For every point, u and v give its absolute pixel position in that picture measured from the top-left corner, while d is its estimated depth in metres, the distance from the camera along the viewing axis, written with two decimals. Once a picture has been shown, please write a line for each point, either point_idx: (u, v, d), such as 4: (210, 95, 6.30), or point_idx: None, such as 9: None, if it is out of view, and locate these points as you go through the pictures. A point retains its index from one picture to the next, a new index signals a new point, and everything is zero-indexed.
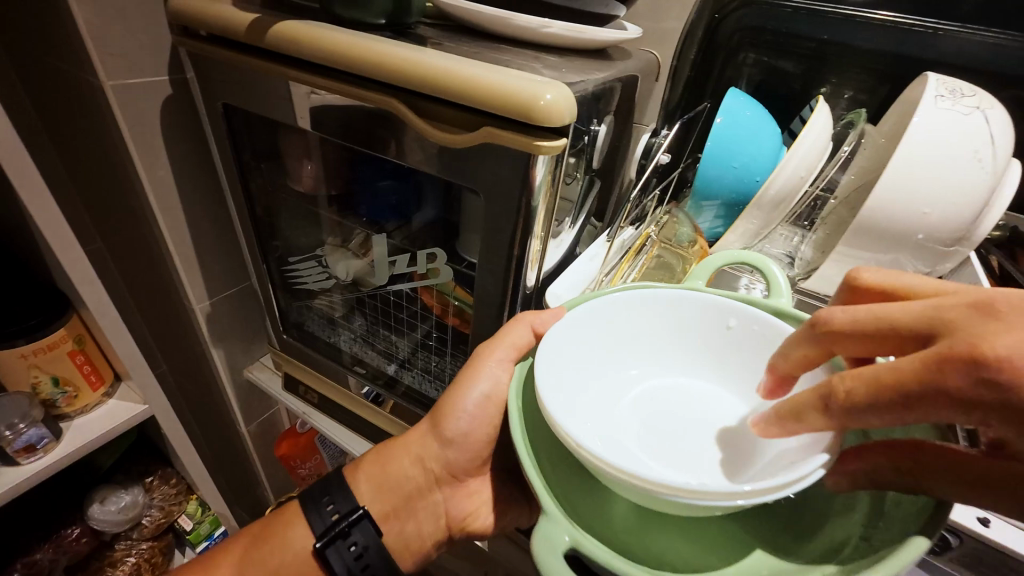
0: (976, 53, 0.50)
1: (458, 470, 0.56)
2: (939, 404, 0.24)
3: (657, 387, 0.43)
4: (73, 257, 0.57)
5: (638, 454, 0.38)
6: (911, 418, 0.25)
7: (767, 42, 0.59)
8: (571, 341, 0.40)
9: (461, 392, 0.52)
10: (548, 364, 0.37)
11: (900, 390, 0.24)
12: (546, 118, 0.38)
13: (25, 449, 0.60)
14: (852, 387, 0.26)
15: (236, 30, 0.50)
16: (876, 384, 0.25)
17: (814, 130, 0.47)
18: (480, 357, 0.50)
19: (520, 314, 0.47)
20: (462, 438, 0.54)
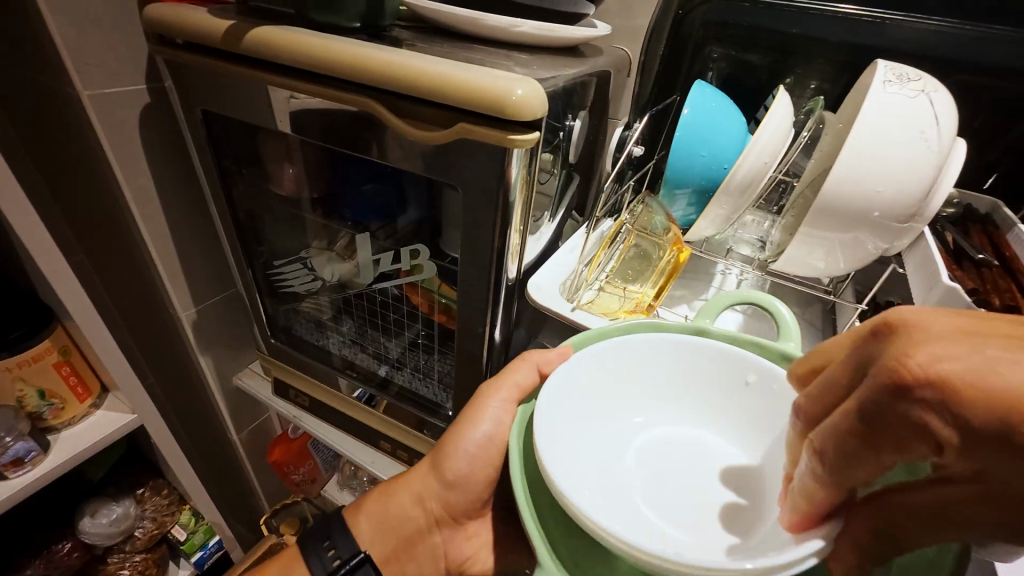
0: (923, 40, 0.53)
1: (459, 512, 0.57)
2: (896, 433, 0.24)
3: (664, 436, 0.44)
4: (55, 268, 0.57)
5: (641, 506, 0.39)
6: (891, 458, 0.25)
7: (731, 35, 0.62)
8: (574, 388, 0.42)
9: (463, 432, 0.52)
10: (550, 410, 0.39)
11: (860, 436, 0.26)
12: (517, 113, 0.40)
13: (13, 462, 0.59)
14: (821, 449, 0.28)
15: (212, 36, 0.51)
16: (840, 441, 0.27)
17: (775, 118, 0.49)
18: (483, 397, 0.51)
19: (526, 353, 0.50)
20: (464, 481, 0.55)
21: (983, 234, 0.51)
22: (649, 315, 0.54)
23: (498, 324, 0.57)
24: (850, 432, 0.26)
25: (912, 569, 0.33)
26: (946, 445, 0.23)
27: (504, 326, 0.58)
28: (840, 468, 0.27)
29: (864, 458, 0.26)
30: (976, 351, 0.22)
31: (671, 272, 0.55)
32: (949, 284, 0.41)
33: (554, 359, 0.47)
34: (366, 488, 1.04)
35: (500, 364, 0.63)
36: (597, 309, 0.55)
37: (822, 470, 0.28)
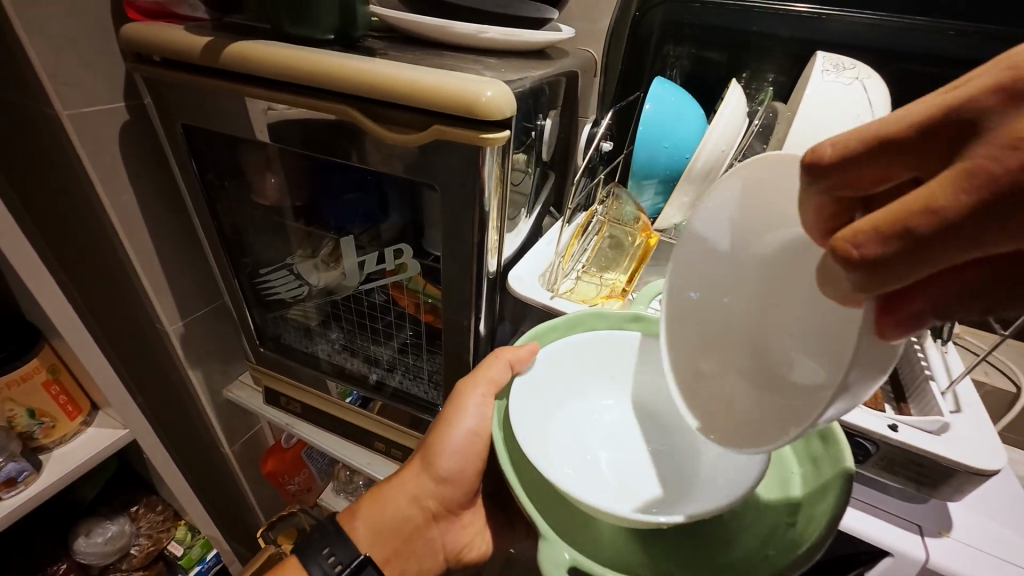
0: (858, 33, 0.57)
1: (453, 505, 0.60)
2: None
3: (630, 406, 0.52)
4: (43, 287, 0.57)
5: (607, 474, 0.49)
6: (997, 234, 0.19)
7: (687, 35, 0.65)
8: (543, 378, 0.50)
9: (448, 429, 0.54)
10: (522, 405, 0.47)
11: (958, 218, 0.19)
12: (487, 113, 0.42)
13: (6, 482, 0.59)
14: (873, 241, 0.20)
15: (190, 52, 0.52)
16: (913, 228, 0.20)
17: (729, 108, 0.53)
18: (461, 395, 0.53)
19: (498, 349, 0.51)
20: (455, 477, 0.57)
21: None
22: (623, 299, 0.59)
23: (482, 317, 0.59)
24: (926, 212, 0.19)
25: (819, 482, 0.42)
26: None
27: (488, 318, 0.61)
28: (900, 268, 0.20)
29: (969, 241, 0.19)
30: None
31: (641, 257, 0.60)
32: None
33: (525, 355, 0.48)
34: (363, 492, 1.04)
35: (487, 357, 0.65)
36: (576, 296, 0.58)
37: (879, 278, 0.20)
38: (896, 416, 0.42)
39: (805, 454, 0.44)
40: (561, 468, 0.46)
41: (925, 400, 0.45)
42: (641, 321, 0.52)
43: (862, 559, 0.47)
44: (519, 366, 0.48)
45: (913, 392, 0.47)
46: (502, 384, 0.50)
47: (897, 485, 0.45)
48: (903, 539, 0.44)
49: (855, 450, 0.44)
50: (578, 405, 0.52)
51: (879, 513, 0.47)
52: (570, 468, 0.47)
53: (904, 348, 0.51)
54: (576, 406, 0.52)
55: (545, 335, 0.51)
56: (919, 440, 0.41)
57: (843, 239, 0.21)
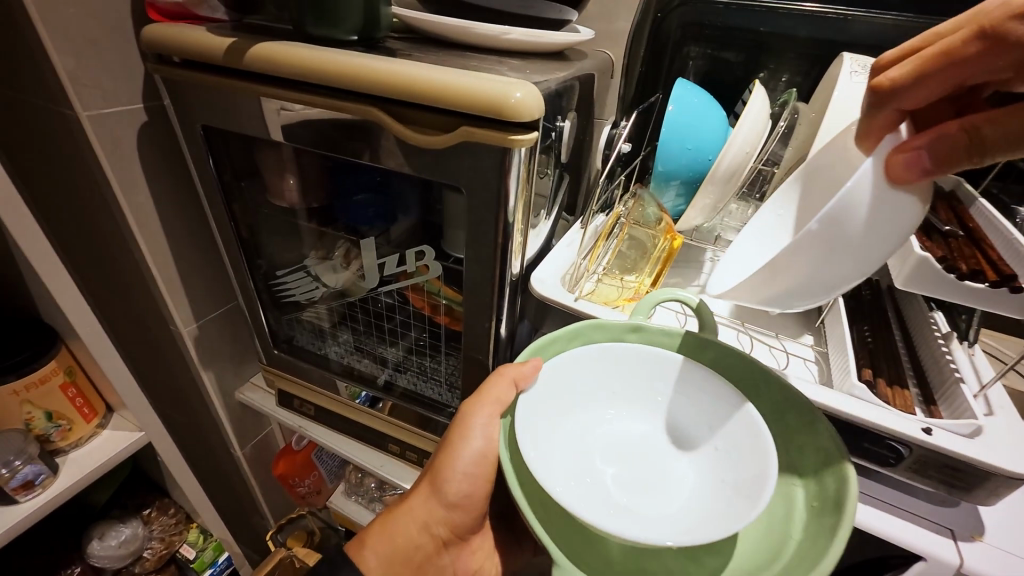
0: (881, 34, 0.57)
1: (462, 530, 0.60)
2: (974, 47, 0.34)
3: (631, 423, 0.51)
4: (64, 289, 0.57)
5: (615, 493, 0.46)
6: (970, 65, 0.34)
7: (707, 36, 0.65)
8: (546, 392, 0.49)
9: (454, 451, 0.52)
10: (530, 426, 0.46)
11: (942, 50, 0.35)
12: (515, 114, 0.42)
13: (23, 486, 0.59)
14: (892, 76, 0.38)
15: (212, 53, 0.52)
16: (916, 65, 0.37)
17: (753, 110, 0.52)
18: (466, 416, 0.49)
19: (501, 368, 0.48)
20: (465, 500, 0.57)
21: (949, 209, 0.53)
22: None
23: (503, 319, 0.59)
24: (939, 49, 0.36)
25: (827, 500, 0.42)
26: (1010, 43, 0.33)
27: (509, 320, 0.60)
28: (905, 84, 0.37)
29: (950, 61, 0.35)
30: None
31: (665, 260, 0.58)
32: (920, 253, 0.43)
33: (531, 372, 0.47)
34: (375, 494, 1.04)
35: (506, 358, 0.65)
36: (598, 299, 0.58)
37: (893, 91, 0.38)
38: (929, 419, 0.43)
39: (803, 465, 0.45)
40: (566, 483, 0.44)
41: (953, 400, 0.46)
42: (641, 332, 0.52)
43: (892, 563, 0.48)
44: (525, 384, 0.47)
45: (939, 391, 0.48)
46: (508, 403, 0.47)
47: (928, 488, 0.45)
48: (932, 543, 0.44)
49: (887, 453, 0.44)
50: (577, 422, 0.50)
51: (906, 515, 0.47)
52: (574, 482, 0.45)
53: (931, 346, 0.51)
54: (576, 424, 0.50)
55: (546, 350, 0.50)
56: (953, 444, 0.41)
57: (879, 82, 0.38)
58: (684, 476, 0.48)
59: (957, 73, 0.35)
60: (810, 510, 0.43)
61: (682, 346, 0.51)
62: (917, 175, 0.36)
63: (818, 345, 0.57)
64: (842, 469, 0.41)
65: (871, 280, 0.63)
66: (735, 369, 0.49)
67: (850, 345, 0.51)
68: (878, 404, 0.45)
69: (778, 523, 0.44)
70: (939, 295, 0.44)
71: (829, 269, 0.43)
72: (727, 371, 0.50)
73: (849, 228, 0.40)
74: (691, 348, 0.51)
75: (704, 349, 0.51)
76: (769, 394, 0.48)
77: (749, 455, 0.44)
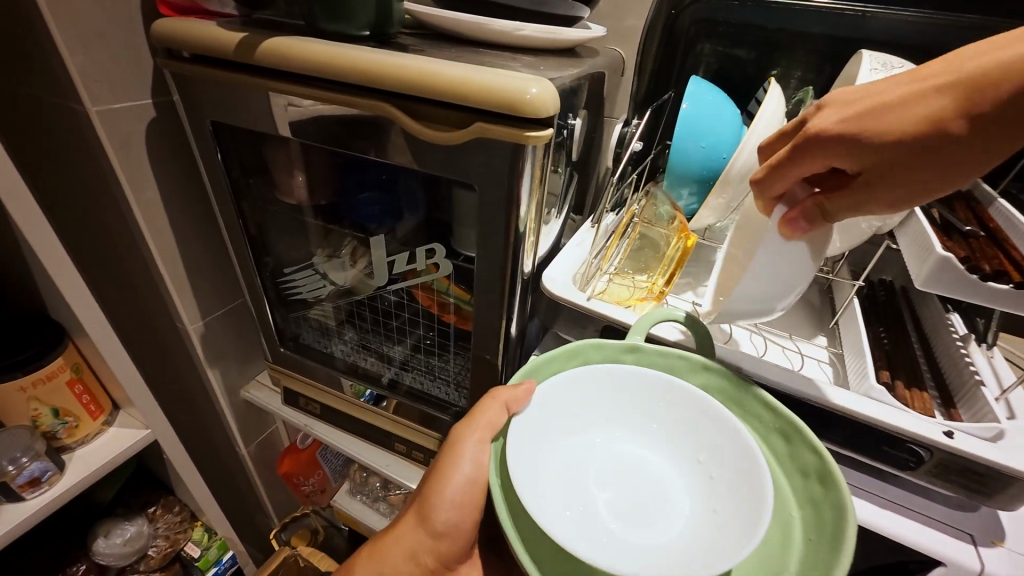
0: (901, 31, 0.57)
1: (450, 560, 0.56)
2: (806, 156, 0.41)
3: (625, 448, 0.50)
4: (72, 285, 0.57)
5: (610, 523, 0.45)
6: (809, 167, 0.41)
7: (720, 33, 0.65)
8: (541, 414, 0.48)
9: (443, 478, 0.50)
10: (524, 452, 0.45)
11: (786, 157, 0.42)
12: (530, 110, 0.42)
13: (30, 483, 0.58)
14: (756, 177, 0.44)
15: (223, 48, 0.51)
16: (768, 169, 0.43)
17: (770, 108, 0.52)
18: (457, 440, 0.49)
19: (494, 391, 0.48)
20: (453, 529, 0.54)
21: (967, 209, 0.53)
22: (659, 300, 0.58)
23: (514, 317, 0.58)
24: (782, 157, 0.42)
25: (823, 533, 0.41)
26: (835, 154, 0.40)
27: (519, 319, 0.60)
28: (766, 183, 0.44)
29: (795, 167, 0.42)
30: (854, 114, 0.39)
31: (679, 261, 0.57)
32: (943, 254, 0.43)
33: (523, 395, 0.46)
34: (379, 494, 1.03)
35: (516, 358, 0.64)
36: (609, 298, 0.57)
37: (760, 188, 0.44)
38: (952, 423, 0.42)
39: (802, 493, 0.44)
40: (559, 514, 0.43)
41: (975, 403, 0.45)
42: (638, 352, 0.51)
43: (911, 568, 0.47)
44: (517, 407, 0.46)
45: (959, 392, 0.47)
46: (500, 426, 0.47)
47: (948, 492, 0.44)
48: (953, 549, 0.44)
49: (907, 456, 0.44)
50: (570, 447, 0.50)
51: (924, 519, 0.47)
52: (569, 511, 0.44)
53: (949, 347, 0.50)
54: (569, 450, 0.50)
55: (541, 368, 0.50)
56: (978, 449, 0.41)
57: (760, 169, 0.44)
58: (678, 504, 0.47)
59: (802, 172, 0.42)
60: (807, 543, 0.41)
61: (678, 366, 0.51)
62: (800, 237, 0.44)
63: (832, 346, 0.56)
64: (841, 500, 0.40)
65: (886, 281, 0.62)
66: (731, 391, 0.49)
67: (867, 349, 0.50)
68: (897, 407, 0.44)
69: (777, 556, 0.42)
70: (961, 295, 0.43)
71: (768, 296, 0.49)
72: (724, 393, 0.49)
73: (760, 280, 0.48)
74: (687, 369, 0.50)
75: (700, 369, 0.50)
76: (766, 418, 0.47)
77: (744, 482, 0.44)
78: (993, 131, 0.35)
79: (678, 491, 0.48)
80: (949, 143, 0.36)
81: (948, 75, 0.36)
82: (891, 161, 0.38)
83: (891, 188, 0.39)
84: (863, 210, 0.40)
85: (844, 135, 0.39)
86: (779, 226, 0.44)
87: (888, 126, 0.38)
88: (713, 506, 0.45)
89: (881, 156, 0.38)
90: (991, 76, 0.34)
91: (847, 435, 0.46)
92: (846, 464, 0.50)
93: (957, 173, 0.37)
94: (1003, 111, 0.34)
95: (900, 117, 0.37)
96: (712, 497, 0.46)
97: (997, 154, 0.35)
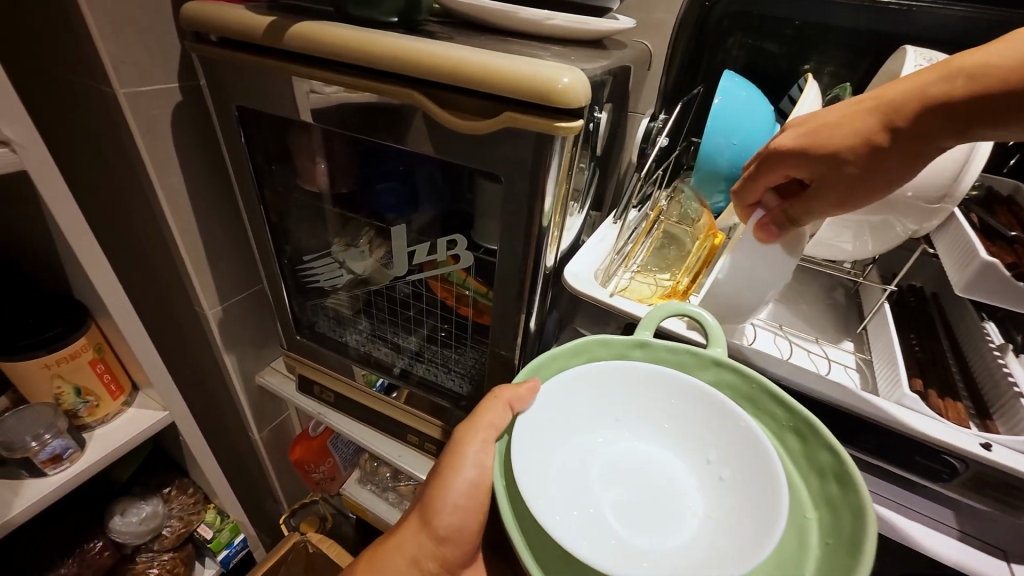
0: (948, 27, 0.55)
1: (453, 564, 0.55)
2: (767, 169, 0.45)
3: (635, 447, 0.49)
4: (97, 265, 0.57)
5: (614, 522, 0.44)
6: (772, 178, 0.45)
7: (753, 26, 0.63)
8: (547, 411, 0.47)
9: (447, 483, 0.49)
10: (528, 448, 0.45)
11: (753, 172, 0.46)
12: (562, 100, 0.41)
13: (52, 459, 0.60)
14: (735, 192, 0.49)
15: (252, 32, 0.51)
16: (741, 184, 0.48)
17: (805, 105, 0.51)
18: (460, 443, 0.48)
19: (497, 390, 0.47)
20: (455, 534, 0.53)
21: (1009, 213, 0.51)
22: (684, 298, 0.57)
23: (534, 311, 0.58)
24: (751, 173, 0.47)
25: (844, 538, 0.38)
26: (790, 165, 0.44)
27: (538, 314, 0.59)
28: (742, 195, 0.48)
29: (761, 180, 0.46)
30: (803, 131, 0.43)
31: (705, 261, 0.58)
32: (988, 259, 0.42)
33: (526, 394, 0.46)
34: (389, 484, 1.04)
35: (533, 352, 0.64)
36: (631, 295, 0.57)
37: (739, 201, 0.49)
38: (990, 435, 0.41)
39: (818, 494, 0.42)
40: (562, 514, 0.42)
41: (1011, 415, 0.44)
42: (646, 348, 0.51)
43: None
44: (520, 406, 0.46)
45: (995, 404, 0.46)
46: (504, 426, 0.47)
47: (973, 504, 0.44)
48: (962, 554, 0.45)
49: (940, 467, 0.43)
50: (576, 443, 0.49)
51: (935, 525, 0.47)
52: (575, 510, 0.43)
53: (985, 357, 0.49)
54: (575, 446, 0.48)
55: (544, 367, 0.50)
56: (1014, 461, 0.40)
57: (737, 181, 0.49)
58: (689, 503, 0.46)
59: (768, 183, 0.46)
60: (824, 546, 0.39)
61: (689, 363, 0.50)
62: (774, 239, 0.46)
63: (860, 351, 0.55)
64: (859, 501, 0.38)
65: (917, 287, 0.61)
66: (741, 391, 0.48)
67: (899, 357, 0.49)
68: (929, 415, 0.44)
69: (793, 558, 0.39)
70: (1002, 301, 0.43)
71: (759, 292, 0.49)
72: (736, 391, 0.48)
73: (743, 281, 0.49)
74: (697, 365, 0.50)
75: (709, 367, 0.49)
76: (779, 416, 0.46)
77: (759, 484, 0.43)
78: (916, 140, 0.38)
79: (690, 491, 0.46)
80: (888, 150, 0.39)
81: (876, 96, 0.40)
82: (836, 169, 0.41)
83: (846, 191, 0.42)
84: (824, 212, 0.44)
85: (794, 149, 0.43)
86: (754, 232, 0.47)
87: (830, 139, 0.41)
88: (727, 509, 0.44)
89: (828, 167, 0.42)
90: (908, 95, 0.38)
91: (879, 443, 0.46)
92: (871, 473, 0.48)
93: (893, 179, 0.40)
94: (919, 125, 0.38)
95: (839, 132, 0.41)
96: (725, 499, 0.44)
97: (923, 159, 0.39)
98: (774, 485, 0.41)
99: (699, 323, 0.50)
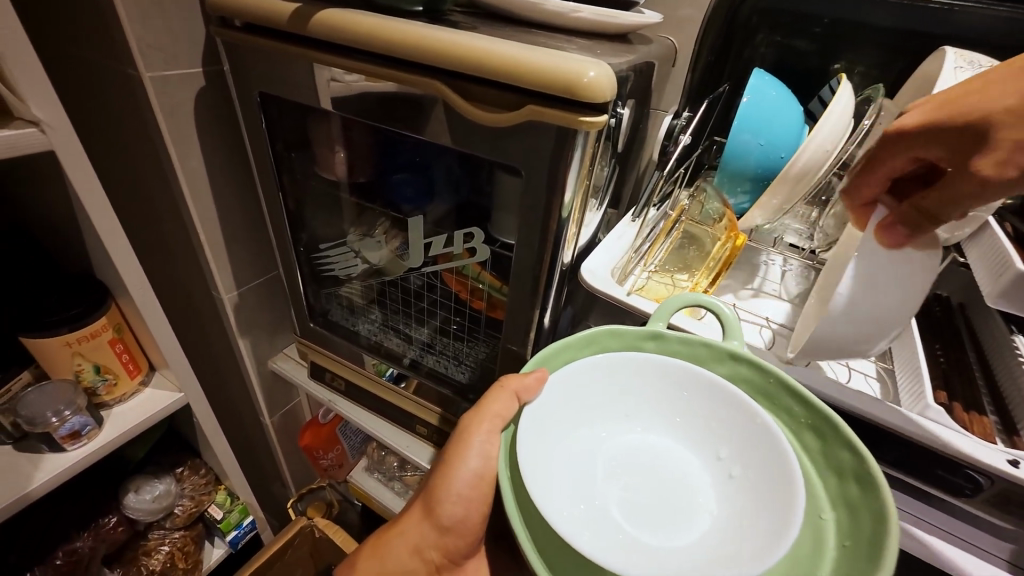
0: (991, 28, 0.53)
1: (455, 555, 0.56)
2: (891, 151, 0.43)
3: (647, 439, 0.49)
4: (119, 247, 0.58)
5: (625, 517, 0.43)
6: (896, 160, 0.43)
7: (783, 24, 0.62)
8: (556, 402, 0.47)
9: (451, 474, 0.49)
10: (533, 439, 0.44)
11: (873, 159, 0.45)
12: (588, 93, 0.40)
13: (71, 435, 0.61)
14: (851, 185, 0.47)
15: (276, 18, 0.51)
16: (860, 177, 0.46)
17: (838, 107, 0.49)
18: (465, 435, 0.47)
19: (504, 380, 0.46)
20: (458, 525, 0.53)
21: None
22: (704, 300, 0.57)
23: (548, 307, 0.57)
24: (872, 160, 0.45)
25: (864, 542, 0.38)
26: (923, 144, 0.41)
27: (553, 310, 0.59)
28: (860, 187, 0.46)
29: (886, 163, 0.44)
30: (934, 108, 0.41)
31: (727, 263, 0.55)
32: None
33: (533, 382, 0.45)
34: (395, 473, 1.05)
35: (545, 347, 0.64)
36: (648, 295, 0.56)
37: (855, 195, 0.47)
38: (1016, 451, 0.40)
39: (836, 494, 0.41)
40: (569, 507, 0.42)
41: None
42: (659, 340, 0.50)
43: None
44: (527, 396, 0.45)
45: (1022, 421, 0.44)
46: (510, 416, 0.46)
47: (993, 520, 0.43)
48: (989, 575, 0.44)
49: (964, 482, 0.42)
50: (586, 435, 0.48)
51: (979, 553, 0.46)
52: (581, 504, 0.43)
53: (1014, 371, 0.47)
54: (585, 437, 0.48)
55: (554, 357, 0.49)
56: None
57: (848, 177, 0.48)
58: (700, 499, 0.45)
59: (892, 168, 0.44)
60: (841, 549, 0.39)
61: (703, 355, 0.49)
62: (902, 245, 0.44)
63: (880, 360, 0.54)
64: (882, 505, 0.38)
65: (943, 297, 0.59)
66: (758, 388, 0.47)
67: (923, 368, 0.48)
68: (954, 429, 0.42)
69: (807, 560, 0.39)
70: None
71: (871, 320, 0.46)
72: (751, 386, 0.48)
73: (861, 303, 0.45)
74: (711, 358, 0.49)
75: (724, 361, 0.48)
76: (796, 413, 0.45)
77: (773, 483, 0.42)
78: None
79: (702, 487, 0.46)
80: None
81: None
82: (984, 139, 0.38)
83: (1004, 165, 0.37)
84: (971, 196, 0.39)
85: (925, 125, 0.41)
86: (878, 235, 0.44)
87: (970, 110, 0.39)
88: (738, 507, 0.43)
89: (973, 139, 0.38)
90: None
91: (897, 455, 0.45)
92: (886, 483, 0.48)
93: None
94: None
95: (980, 101, 0.39)
96: (737, 497, 0.44)
97: None
98: (789, 485, 0.40)
99: (716, 315, 0.49)
